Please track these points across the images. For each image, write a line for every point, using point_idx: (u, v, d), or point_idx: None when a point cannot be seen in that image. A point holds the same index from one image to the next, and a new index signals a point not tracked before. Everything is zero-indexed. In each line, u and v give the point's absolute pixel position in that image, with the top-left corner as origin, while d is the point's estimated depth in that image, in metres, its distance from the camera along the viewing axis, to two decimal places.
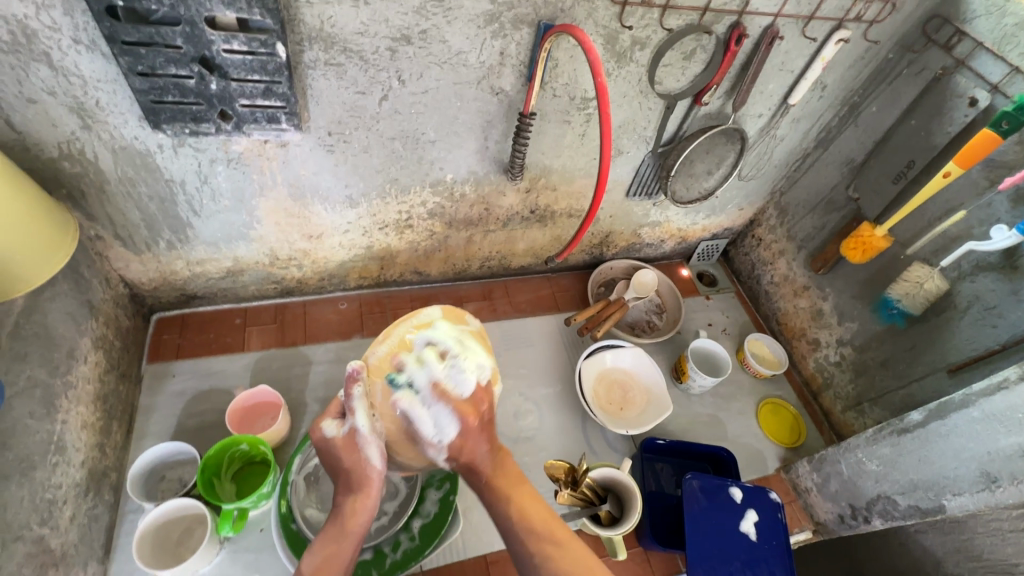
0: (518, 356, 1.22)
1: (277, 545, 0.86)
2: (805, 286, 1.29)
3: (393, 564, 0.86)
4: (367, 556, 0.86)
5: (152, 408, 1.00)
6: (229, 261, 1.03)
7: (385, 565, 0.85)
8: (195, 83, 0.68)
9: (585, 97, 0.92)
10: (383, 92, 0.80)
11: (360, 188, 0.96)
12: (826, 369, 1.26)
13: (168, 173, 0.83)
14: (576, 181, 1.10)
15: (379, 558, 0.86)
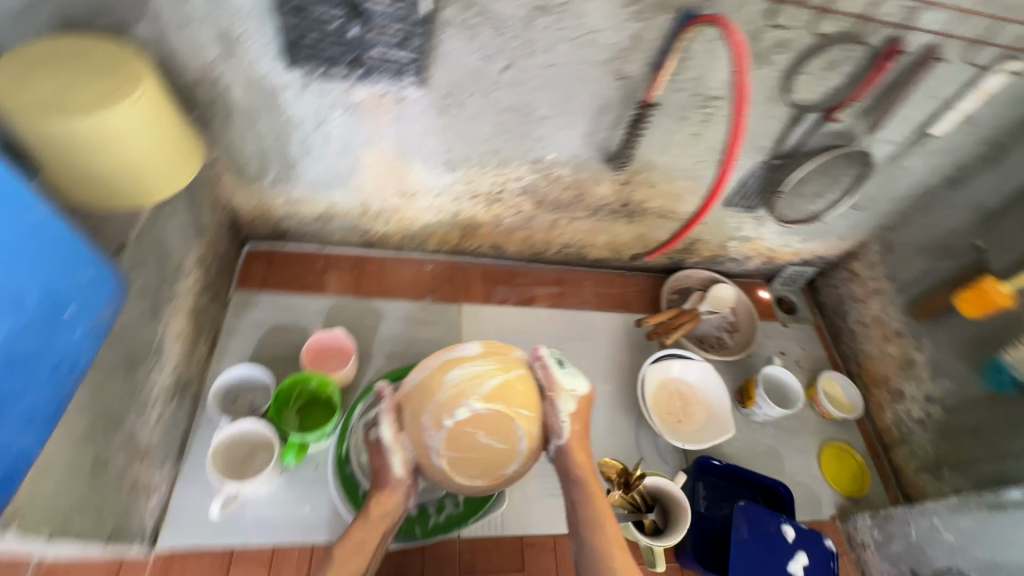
0: (581, 348, 1.20)
1: (330, 483, 0.90)
2: (898, 332, 1.20)
3: (436, 526, 0.88)
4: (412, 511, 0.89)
5: (234, 332, 1.05)
6: (324, 206, 1.06)
7: (428, 525, 0.88)
8: (338, 26, 0.70)
9: (709, 95, 0.87)
10: (508, 61, 0.79)
11: (462, 153, 0.96)
12: (904, 424, 1.18)
13: (289, 112, 0.85)
14: (676, 181, 1.06)
15: (423, 517, 0.89)
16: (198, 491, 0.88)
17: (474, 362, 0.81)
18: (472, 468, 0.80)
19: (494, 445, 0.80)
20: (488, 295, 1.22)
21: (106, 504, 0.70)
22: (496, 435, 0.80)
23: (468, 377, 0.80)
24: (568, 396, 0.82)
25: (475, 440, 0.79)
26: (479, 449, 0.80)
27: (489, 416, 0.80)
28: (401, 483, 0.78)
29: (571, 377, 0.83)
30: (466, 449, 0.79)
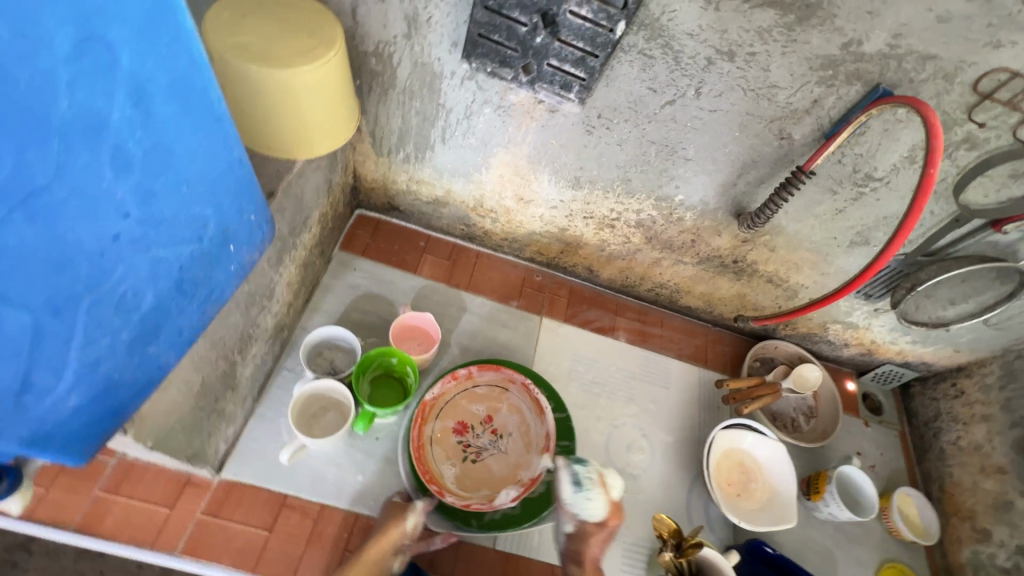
0: (651, 391, 1.17)
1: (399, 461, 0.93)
2: (999, 468, 1.10)
3: (493, 522, 0.90)
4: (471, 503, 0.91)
5: (329, 289, 1.09)
6: (441, 192, 1.08)
7: (484, 520, 0.89)
8: (525, 32, 0.69)
9: (870, 175, 0.83)
10: (674, 96, 0.78)
11: (592, 174, 0.95)
12: (983, 567, 1.08)
13: (444, 99, 0.88)
14: (799, 252, 1.01)
15: (480, 511, 0.91)
16: (269, 432, 0.91)
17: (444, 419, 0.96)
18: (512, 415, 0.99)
19: (484, 451, 0.96)
20: (570, 315, 1.22)
21: (199, 425, 0.74)
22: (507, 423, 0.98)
23: (483, 378, 0.99)
24: (571, 515, 0.83)
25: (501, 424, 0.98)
26: (459, 463, 0.94)
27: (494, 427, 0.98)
28: (400, 539, 0.82)
29: (581, 497, 0.83)
30: (454, 454, 0.95)
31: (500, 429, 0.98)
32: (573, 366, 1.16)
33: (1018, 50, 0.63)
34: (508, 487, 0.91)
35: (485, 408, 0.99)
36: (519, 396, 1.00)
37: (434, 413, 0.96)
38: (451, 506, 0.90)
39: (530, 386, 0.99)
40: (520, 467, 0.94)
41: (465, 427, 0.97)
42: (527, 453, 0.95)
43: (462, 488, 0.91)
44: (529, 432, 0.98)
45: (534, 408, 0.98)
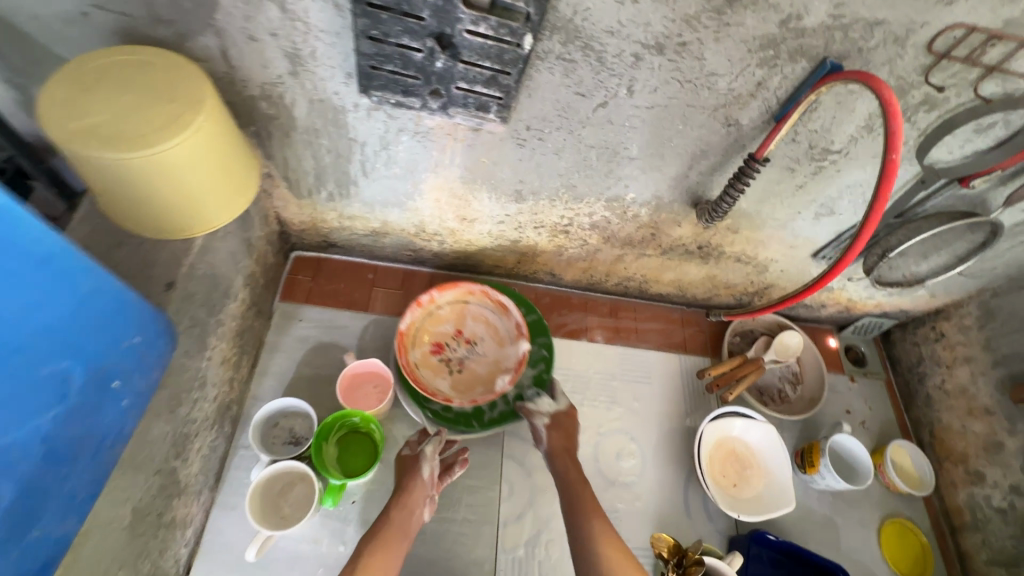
0: (633, 389, 1.13)
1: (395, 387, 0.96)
2: (987, 409, 1.09)
3: (491, 420, 0.95)
4: (468, 409, 0.96)
5: (277, 347, 1.01)
6: (377, 223, 0.99)
7: (484, 419, 0.95)
8: (421, 58, 0.59)
9: (828, 149, 0.76)
10: (605, 98, 0.70)
11: (534, 185, 0.87)
12: (981, 509, 1.08)
13: (353, 133, 0.78)
14: (765, 229, 0.96)
15: (478, 412, 0.96)
16: (234, 521, 0.85)
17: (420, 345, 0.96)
18: (478, 322, 1.00)
19: (467, 360, 0.98)
20: None
21: (144, 549, 0.67)
22: (476, 329, 1.00)
23: (442, 297, 0.98)
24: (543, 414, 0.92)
25: (471, 333, 1.00)
26: (450, 377, 0.96)
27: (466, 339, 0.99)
28: (425, 487, 0.82)
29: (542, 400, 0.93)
30: (441, 370, 0.97)
31: (473, 338, 0.99)
32: None
33: (974, 4, 0.56)
34: (501, 379, 0.95)
35: (453, 324, 0.99)
36: (480, 302, 1.01)
37: (409, 344, 0.96)
38: (451, 415, 0.95)
39: (487, 290, 0.99)
40: (503, 360, 0.98)
41: (441, 344, 0.98)
42: (504, 345, 0.99)
43: (462, 395, 0.95)
44: (498, 329, 1.00)
45: (497, 308, 1.00)
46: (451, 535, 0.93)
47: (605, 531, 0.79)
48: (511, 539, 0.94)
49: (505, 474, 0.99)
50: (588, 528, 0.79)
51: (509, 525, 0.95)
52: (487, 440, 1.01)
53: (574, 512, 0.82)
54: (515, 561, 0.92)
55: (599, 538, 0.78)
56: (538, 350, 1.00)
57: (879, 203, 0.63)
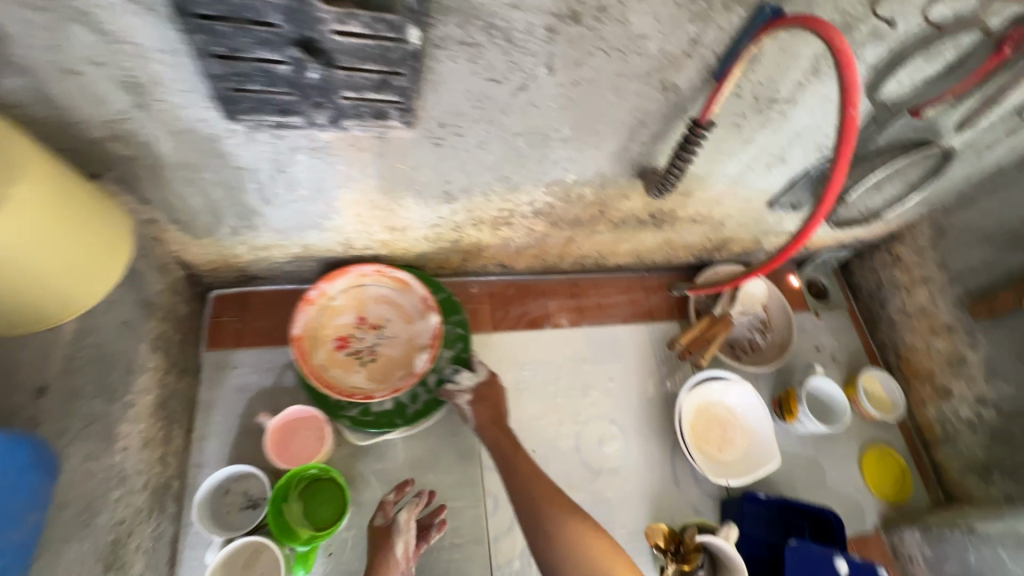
0: (605, 369, 1.09)
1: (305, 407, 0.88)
2: (948, 326, 1.10)
3: (415, 413, 0.91)
4: (389, 406, 0.91)
5: (212, 404, 0.90)
6: (298, 248, 0.88)
7: (408, 413, 0.90)
8: (289, 71, 0.49)
9: (774, 99, 0.69)
10: (523, 81, 0.60)
11: (463, 183, 0.78)
12: (950, 422, 1.12)
13: (238, 160, 0.65)
14: (716, 187, 0.89)
15: (401, 408, 0.91)
16: None
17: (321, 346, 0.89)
18: (381, 303, 0.94)
19: (378, 347, 0.92)
20: (497, 321, 1.09)
21: None
22: (379, 312, 0.93)
23: (335, 288, 0.90)
24: (464, 388, 0.89)
25: (375, 317, 0.93)
26: (364, 370, 0.90)
27: (371, 324, 0.93)
28: (398, 567, 0.78)
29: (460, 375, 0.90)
30: (351, 365, 0.90)
31: (378, 322, 0.93)
32: (519, 373, 1.05)
33: None
34: (418, 358, 0.91)
35: (353, 313, 0.92)
36: (378, 283, 0.93)
37: (310, 347, 0.88)
38: (371, 416, 0.90)
39: (382, 269, 0.91)
40: (417, 338, 0.93)
41: (344, 337, 0.91)
42: (412, 322, 0.94)
43: (382, 385, 0.90)
44: (403, 307, 0.94)
45: (397, 285, 0.93)
46: (441, 563, 0.88)
47: (549, 492, 0.77)
48: (504, 554, 0.90)
49: (488, 487, 0.94)
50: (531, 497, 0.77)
51: (501, 539, 0.91)
52: (462, 456, 0.95)
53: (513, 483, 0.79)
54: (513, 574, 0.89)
55: (543, 500, 0.76)
56: (453, 328, 0.95)
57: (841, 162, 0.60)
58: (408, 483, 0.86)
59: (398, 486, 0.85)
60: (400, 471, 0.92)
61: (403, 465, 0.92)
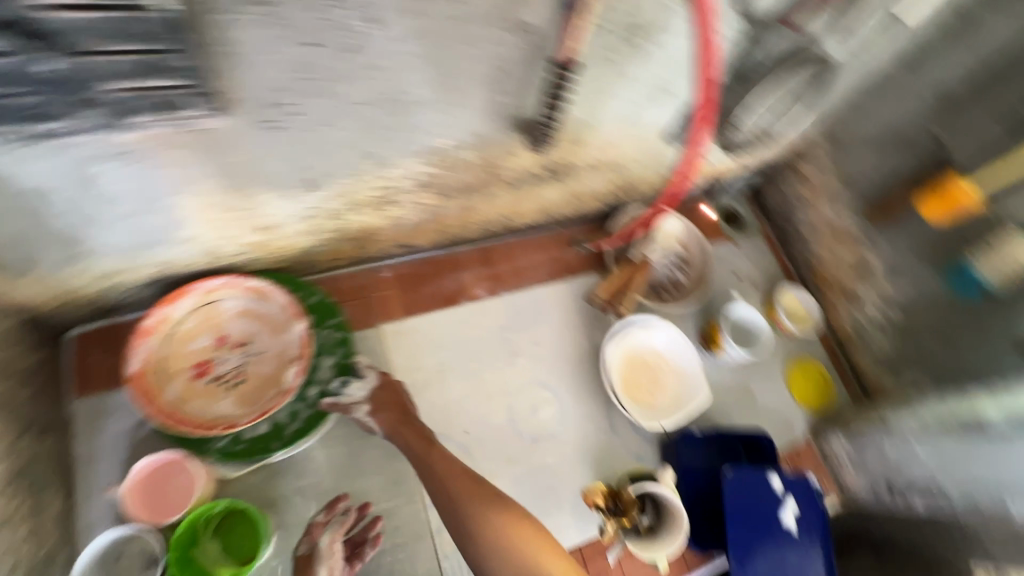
0: (530, 334, 1.05)
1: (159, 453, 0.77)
2: (851, 235, 1.13)
3: (295, 432, 0.83)
4: (264, 430, 0.82)
5: (94, 458, 0.80)
6: (155, 268, 0.77)
7: (286, 435, 0.82)
8: (19, 66, 0.42)
9: (643, 26, 0.65)
10: (347, 42, 0.51)
11: (322, 168, 0.68)
12: (862, 326, 1.16)
13: (23, 183, 0.54)
14: (606, 131, 0.84)
15: (277, 430, 0.82)
16: None
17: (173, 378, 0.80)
18: (240, 319, 0.86)
19: (243, 367, 0.84)
20: (409, 304, 1.01)
21: None
22: (240, 328, 0.85)
23: (179, 311, 0.80)
24: (358, 401, 0.85)
25: (236, 334, 0.85)
26: (229, 394, 0.83)
27: (232, 344, 0.85)
28: None
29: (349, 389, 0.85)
30: (213, 392, 0.82)
31: (240, 339, 0.85)
32: (440, 354, 0.99)
33: None
34: (289, 371, 0.84)
35: (208, 335, 0.83)
36: (231, 297, 0.84)
37: (158, 381, 0.79)
38: (244, 444, 0.81)
39: (231, 280, 0.82)
40: (286, 349, 0.86)
41: (201, 363, 0.82)
42: (280, 333, 0.87)
43: (251, 408, 0.82)
44: (267, 318, 0.87)
45: (255, 296, 0.86)
46: (384, 568, 0.84)
47: (466, 488, 0.76)
48: (449, 542, 0.88)
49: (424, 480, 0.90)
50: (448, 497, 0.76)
51: (444, 530, 0.88)
52: (390, 454, 0.90)
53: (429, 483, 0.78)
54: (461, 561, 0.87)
55: (461, 497, 0.75)
56: (331, 334, 0.89)
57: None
58: (342, 499, 0.84)
59: (331, 503, 0.84)
60: (325, 483, 0.86)
61: (326, 477, 0.87)
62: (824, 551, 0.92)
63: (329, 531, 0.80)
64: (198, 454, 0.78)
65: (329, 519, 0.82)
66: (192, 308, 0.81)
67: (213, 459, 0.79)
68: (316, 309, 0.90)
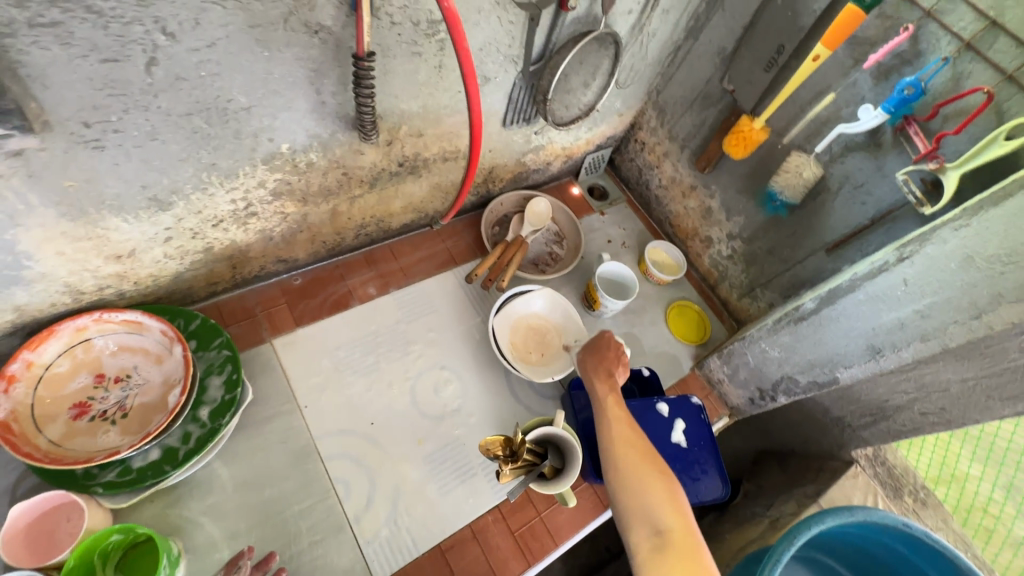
0: (422, 323, 1.11)
1: (38, 496, 0.74)
2: (692, 186, 1.29)
3: (188, 453, 0.84)
4: (155, 455, 0.83)
5: None
6: (11, 314, 0.76)
7: (179, 457, 0.83)
8: None
9: (432, 19, 0.74)
10: (148, 54, 0.57)
11: (166, 184, 0.72)
12: (719, 263, 1.31)
13: None
14: (443, 121, 0.94)
15: (170, 454, 0.83)
16: None
17: (50, 421, 0.79)
18: (120, 353, 0.86)
19: (127, 399, 0.84)
20: (299, 315, 1.05)
21: None
22: (120, 361, 0.86)
23: (47, 354, 0.80)
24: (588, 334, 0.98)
25: (117, 368, 0.85)
26: (114, 426, 0.82)
27: (115, 378, 0.85)
28: None
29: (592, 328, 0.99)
30: (98, 428, 0.82)
31: (122, 373, 0.85)
32: (336, 356, 1.03)
33: None
34: (174, 394, 0.85)
35: (87, 373, 0.83)
36: (105, 332, 0.85)
37: (32, 426, 0.77)
38: (133, 474, 0.81)
39: (101, 315, 0.83)
40: (171, 375, 0.87)
41: (82, 402, 0.82)
42: (163, 361, 0.87)
43: (139, 434, 0.83)
44: (147, 348, 0.87)
45: (132, 328, 0.86)
46: (305, 566, 0.85)
47: (627, 435, 0.78)
48: (369, 529, 0.90)
49: (335, 475, 0.93)
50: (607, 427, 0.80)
51: (362, 517, 0.91)
52: (298, 458, 0.93)
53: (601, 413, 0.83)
54: (383, 543, 0.90)
55: (618, 430, 0.78)
56: (217, 354, 0.91)
57: (463, 54, 0.69)
58: (242, 554, 0.78)
59: (231, 560, 0.78)
60: (232, 498, 0.87)
61: (233, 492, 0.88)
62: (715, 458, 1.04)
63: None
64: (83, 490, 0.78)
65: None
66: (61, 348, 0.81)
67: (101, 491, 0.78)
68: (198, 333, 0.92)
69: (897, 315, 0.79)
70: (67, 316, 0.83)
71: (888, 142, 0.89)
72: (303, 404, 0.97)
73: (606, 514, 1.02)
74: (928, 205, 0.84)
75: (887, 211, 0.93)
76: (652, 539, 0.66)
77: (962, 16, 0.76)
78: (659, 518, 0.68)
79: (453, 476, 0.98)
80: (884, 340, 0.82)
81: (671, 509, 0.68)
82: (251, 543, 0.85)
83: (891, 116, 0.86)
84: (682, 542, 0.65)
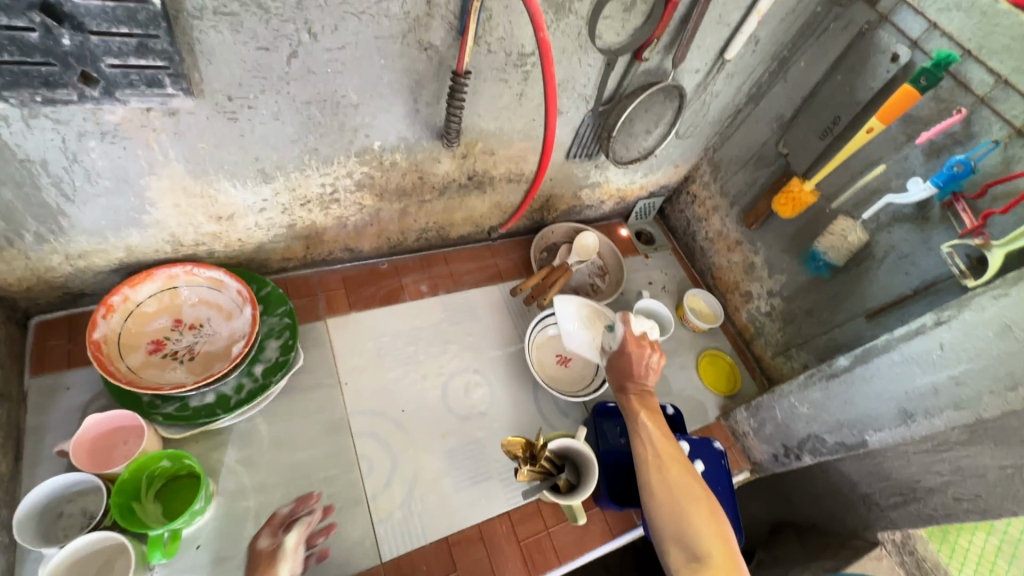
0: (463, 327, 1.18)
1: (110, 412, 0.83)
2: (737, 241, 1.33)
3: (239, 402, 0.91)
4: (210, 399, 0.91)
5: (43, 429, 0.85)
6: (121, 252, 0.88)
7: (230, 404, 0.91)
8: (39, 38, 0.56)
9: (523, 52, 0.86)
10: (292, 48, 0.69)
11: (274, 160, 0.84)
12: (757, 319, 1.33)
13: (22, 152, 0.67)
14: (514, 144, 1.04)
15: (223, 400, 0.91)
16: None
17: (131, 351, 0.89)
18: (198, 304, 0.96)
19: (196, 345, 0.94)
20: (353, 301, 1.14)
21: None
22: (198, 312, 0.96)
23: (142, 292, 0.91)
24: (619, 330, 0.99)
25: (195, 317, 0.95)
26: (181, 366, 0.92)
27: (190, 325, 0.95)
28: None
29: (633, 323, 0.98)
30: (167, 365, 0.91)
31: (196, 322, 0.95)
32: (380, 343, 1.10)
33: None
34: (237, 346, 0.93)
35: (168, 317, 0.93)
36: (191, 284, 0.95)
37: (116, 352, 0.87)
38: (189, 411, 0.89)
39: (191, 268, 0.93)
40: (236, 331, 0.96)
41: (159, 340, 0.92)
42: (232, 318, 0.97)
43: (201, 377, 0.91)
44: (221, 304, 0.97)
45: (213, 284, 0.96)
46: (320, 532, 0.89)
47: (665, 458, 0.81)
48: (383, 509, 0.94)
49: (361, 452, 0.98)
50: (643, 451, 0.84)
51: (379, 496, 0.95)
52: (331, 429, 0.99)
53: (638, 436, 0.86)
54: (395, 524, 0.93)
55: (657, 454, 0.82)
56: (279, 320, 1.00)
57: (549, 78, 0.77)
58: (312, 497, 0.89)
59: (302, 499, 0.88)
60: (266, 454, 0.93)
61: (268, 448, 0.94)
62: (731, 507, 1.02)
63: (296, 523, 0.83)
64: (145, 417, 0.86)
65: (296, 512, 0.86)
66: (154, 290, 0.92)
67: (160, 421, 0.86)
68: (266, 299, 1.01)
69: (931, 379, 0.80)
70: (163, 263, 0.94)
71: (936, 216, 0.92)
72: (343, 381, 1.04)
73: (612, 544, 1.01)
74: (971, 277, 0.86)
75: (931, 283, 0.94)
76: (692, 563, 0.71)
77: (1015, 104, 0.81)
78: (698, 542, 0.72)
79: (470, 475, 1.01)
80: (916, 405, 0.82)
81: (710, 534, 0.72)
82: (275, 499, 0.90)
83: (939, 191, 0.90)
84: (722, 565, 0.69)
